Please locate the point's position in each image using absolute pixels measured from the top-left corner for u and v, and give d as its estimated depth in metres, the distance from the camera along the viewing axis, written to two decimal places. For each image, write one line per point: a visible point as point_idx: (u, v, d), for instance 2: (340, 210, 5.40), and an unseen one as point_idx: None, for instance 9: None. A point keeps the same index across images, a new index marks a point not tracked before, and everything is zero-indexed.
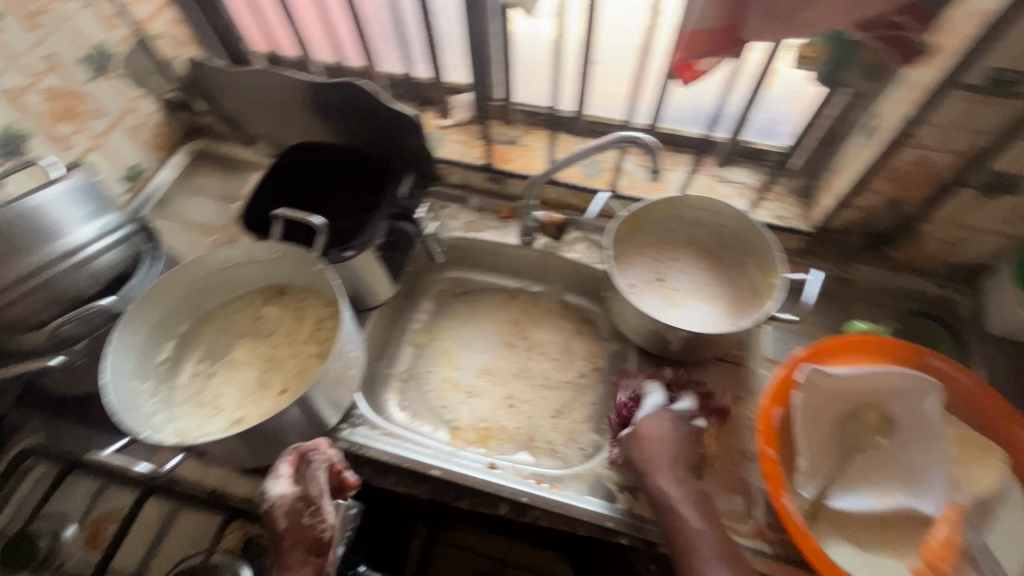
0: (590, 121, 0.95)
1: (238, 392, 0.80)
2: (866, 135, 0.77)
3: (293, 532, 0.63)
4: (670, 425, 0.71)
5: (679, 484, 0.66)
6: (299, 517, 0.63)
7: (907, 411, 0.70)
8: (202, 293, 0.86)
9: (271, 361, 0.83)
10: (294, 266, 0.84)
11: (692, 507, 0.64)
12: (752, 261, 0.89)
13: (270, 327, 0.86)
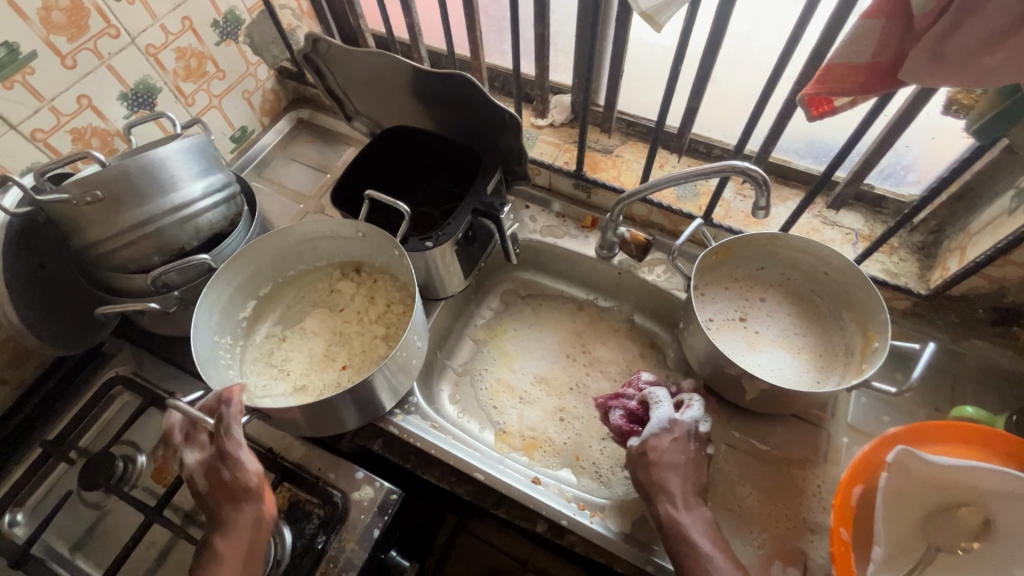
0: (693, 141, 0.89)
1: (305, 360, 0.84)
2: (1017, 200, 0.67)
3: (214, 481, 0.62)
4: (681, 446, 0.67)
5: (691, 511, 0.65)
6: (215, 468, 0.62)
7: (1013, 520, 0.61)
8: (287, 261, 0.89)
9: (339, 335, 0.86)
10: (374, 248, 0.86)
11: (704, 534, 0.63)
12: (849, 318, 0.81)
13: (343, 303, 0.89)
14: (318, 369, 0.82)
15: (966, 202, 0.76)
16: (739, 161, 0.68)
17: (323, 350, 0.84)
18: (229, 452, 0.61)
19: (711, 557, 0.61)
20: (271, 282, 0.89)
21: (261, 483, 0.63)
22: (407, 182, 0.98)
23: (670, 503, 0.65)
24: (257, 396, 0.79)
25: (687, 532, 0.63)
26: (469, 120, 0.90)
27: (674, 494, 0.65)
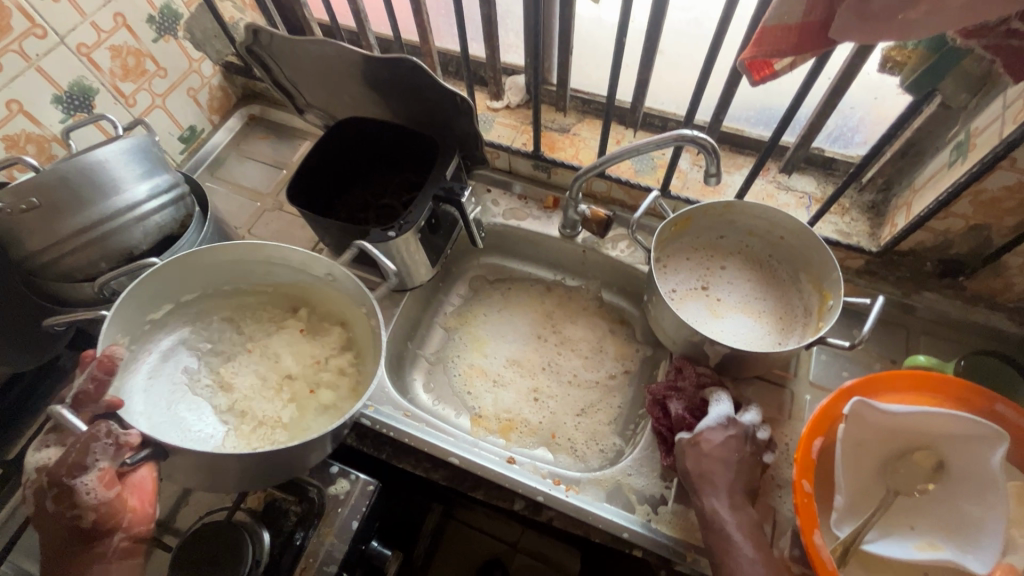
0: (647, 114, 0.90)
1: (256, 392, 0.80)
2: (955, 153, 0.70)
3: (51, 513, 0.57)
4: (734, 445, 0.67)
5: (734, 511, 0.64)
6: (48, 495, 0.56)
7: (967, 460, 0.64)
8: (221, 277, 0.83)
9: (291, 373, 0.82)
10: (344, 292, 0.81)
11: (744, 535, 0.62)
12: (805, 282, 0.83)
13: (279, 335, 0.86)
14: (265, 398, 0.80)
15: (909, 159, 0.78)
16: (687, 130, 0.69)
17: (274, 384, 0.81)
18: (62, 479, 0.55)
19: (752, 562, 0.60)
20: (195, 292, 0.82)
21: (96, 521, 0.56)
22: (365, 174, 0.97)
23: (716, 500, 0.64)
24: (188, 427, 0.75)
25: (727, 531, 0.62)
26: (422, 107, 0.89)
27: (719, 492, 0.64)
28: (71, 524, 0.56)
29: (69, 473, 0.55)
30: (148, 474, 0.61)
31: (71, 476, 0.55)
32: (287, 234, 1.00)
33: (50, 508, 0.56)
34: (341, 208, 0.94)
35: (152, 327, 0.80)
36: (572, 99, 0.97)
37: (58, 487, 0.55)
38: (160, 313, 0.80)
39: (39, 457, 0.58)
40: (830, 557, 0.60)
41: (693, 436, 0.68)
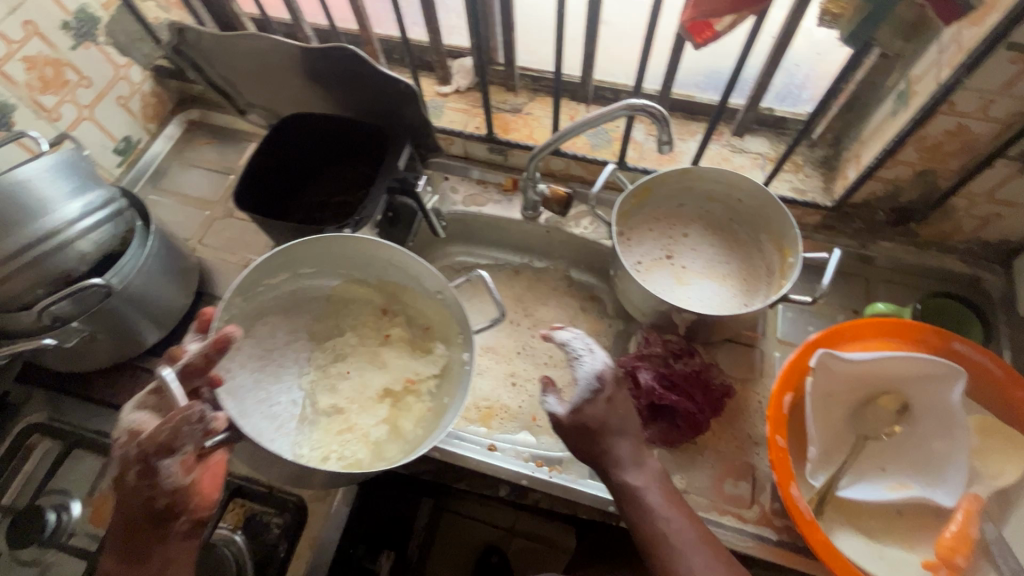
0: (598, 87, 0.88)
1: (363, 394, 0.77)
2: (898, 102, 0.71)
3: (130, 486, 0.55)
4: (617, 405, 0.64)
5: (642, 470, 0.64)
6: (126, 470, 0.55)
7: (930, 400, 0.66)
8: (347, 262, 0.79)
9: (394, 387, 0.77)
10: (448, 316, 0.77)
11: (657, 491, 0.63)
12: (766, 241, 0.84)
13: (382, 343, 0.81)
14: (370, 409, 0.75)
15: (855, 112, 0.79)
16: (635, 99, 0.69)
17: (379, 394, 0.76)
18: (149, 458, 0.53)
19: (669, 517, 0.61)
20: (315, 271, 0.79)
21: (169, 507, 0.56)
22: (316, 172, 0.93)
23: (624, 468, 0.63)
24: (284, 420, 0.74)
25: (640, 494, 0.62)
26: (367, 98, 0.86)
27: (624, 461, 0.63)
28: (141, 506, 0.56)
29: (157, 455, 0.53)
30: (219, 459, 0.62)
31: (155, 457, 0.54)
32: (242, 242, 0.97)
33: (126, 483, 0.55)
34: (295, 209, 0.91)
35: (264, 294, 0.77)
36: (522, 77, 0.95)
37: (141, 466, 0.54)
38: (285, 274, 0.77)
39: (131, 419, 0.57)
40: (808, 507, 0.61)
41: (568, 412, 0.63)
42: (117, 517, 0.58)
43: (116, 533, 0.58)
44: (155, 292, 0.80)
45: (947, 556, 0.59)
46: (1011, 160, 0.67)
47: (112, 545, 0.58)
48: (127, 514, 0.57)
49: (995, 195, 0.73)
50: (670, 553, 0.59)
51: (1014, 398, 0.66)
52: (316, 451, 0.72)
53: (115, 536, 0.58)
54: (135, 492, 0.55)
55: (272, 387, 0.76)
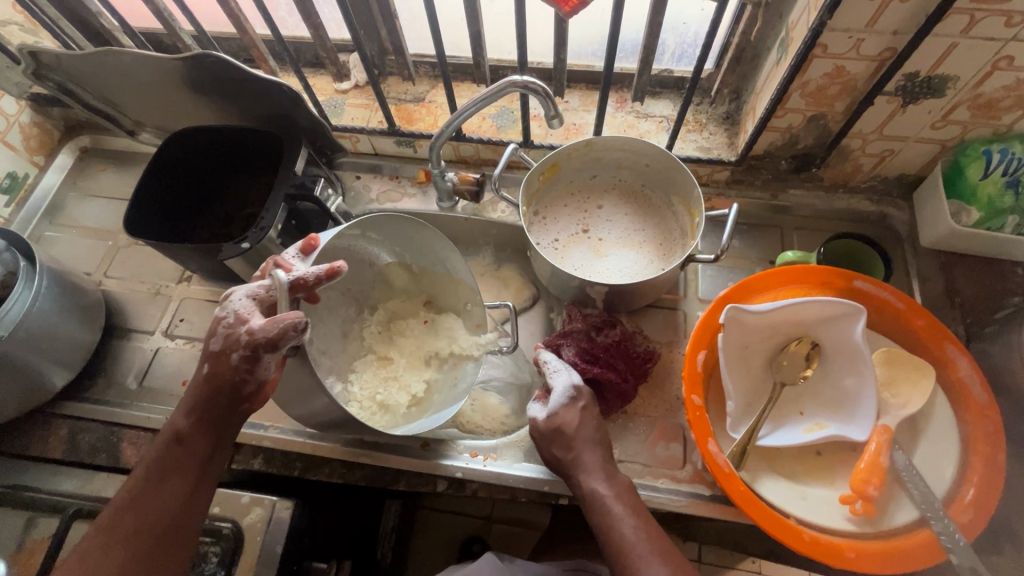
0: (498, 66, 0.89)
1: (412, 351, 0.80)
2: (780, 50, 0.71)
3: (229, 364, 0.58)
4: (586, 415, 0.66)
5: (609, 481, 0.62)
6: (230, 349, 0.58)
7: (836, 339, 0.68)
8: (404, 243, 0.78)
9: (438, 354, 0.80)
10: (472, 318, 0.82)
11: (624, 504, 0.60)
12: (677, 203, 0.85)
13: (415, 318, 0.82)
14: (412, 368, 0.78)
15: (745, 64, 0.80)
16: (517, 76, 0.66)
17: (429, 355, 0.79)
18: (258, 350, 0.56)
19: (631, 529, 0.57)
20: (377, 241, 0.76)
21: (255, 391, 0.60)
22: (217, 187, 0.89)
23: (590, 477, 0.62)
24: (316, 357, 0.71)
25: (606, 502, 0.60)
26: (253, 104, 0.82)
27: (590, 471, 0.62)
28: (232, 387, 0.59)
29: (264, 347, 0.56)
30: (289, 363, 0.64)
31: (263, 349, 0.57)
32: (150, 269, 0.92)
33: (225, 360, 0.58)
34: (199, 228, 0.87)
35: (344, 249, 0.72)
36: (418, 65, 0.93)
37: (247, 352, 0.57)
38: (375, 233, 0.74)
39: (238, 300, 0.59)
40: (727, 461, 0.63)
41: (545, 418, 0.66)
42: (195, 385, 0.61)
43: (189, 399, 0.61)
44: (52, 333, 0.76)
45: (860, 487, 0.61)
46: (890, 95, 0.68)
47: (178, 410, 0.61)
48: (210, 387, 0.60)
49: (883, 132, 0.74)
50: (631, 559, 0.55)
51: (917, 328, 0.68)
52: (364, 390, 0.74)
53: (186, 401, 0.61)
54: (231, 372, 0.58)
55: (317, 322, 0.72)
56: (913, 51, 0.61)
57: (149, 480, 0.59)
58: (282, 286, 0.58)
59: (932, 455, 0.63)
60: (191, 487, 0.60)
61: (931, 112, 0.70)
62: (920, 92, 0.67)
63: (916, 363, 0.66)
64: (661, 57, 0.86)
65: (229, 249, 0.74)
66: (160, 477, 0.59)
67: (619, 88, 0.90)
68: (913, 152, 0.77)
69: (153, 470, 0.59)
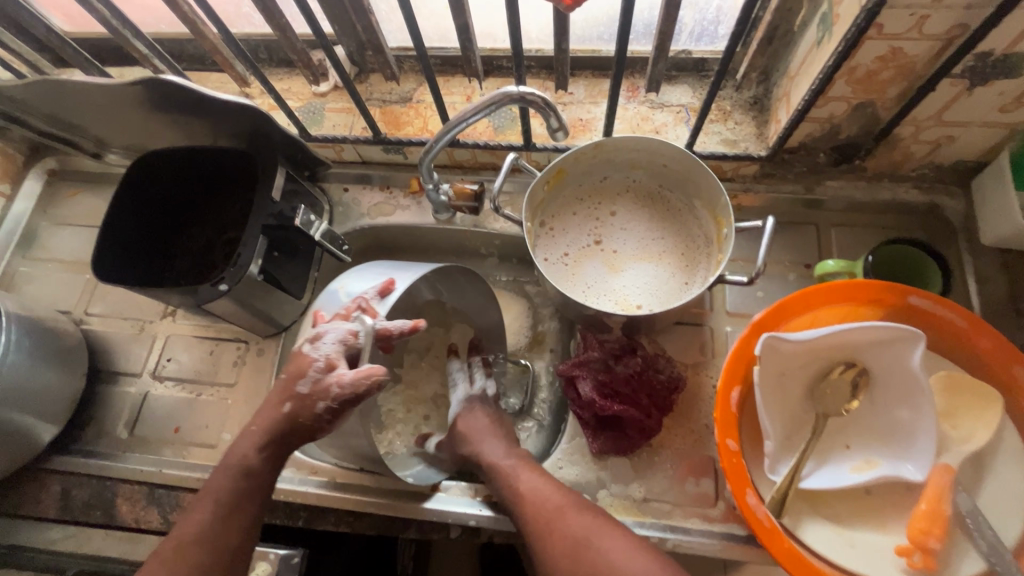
0: (491, 57, 0.79)
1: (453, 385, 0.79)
2: (822, 28, 0.61)
3: (309, 403, 0.58)
4: (485, 413, 0.72)
5: (505, 448, 0.67)
6: (315, 398, 0.58)
7: (890, 366, 0.60)
8: (448, 284, 0.70)
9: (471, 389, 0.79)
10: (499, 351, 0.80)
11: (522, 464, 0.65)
12: (699, 206, 0.76)
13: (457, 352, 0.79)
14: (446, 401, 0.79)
15: (777, 43, 0.69)
16: (513, 86, 0.58)
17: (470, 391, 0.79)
18: (345, 400, 0.57)
19: (529, 478, 0.62)
20: (422, 279, 0.65)
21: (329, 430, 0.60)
22: (197, 212, 0.82)
23: (489, 449, 0.67)
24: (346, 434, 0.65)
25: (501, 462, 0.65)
26: (220, 124, 0.73)
27: (485, 441, 0.68)
28: (312, 433, 0.59)
29: (349, 401, 0.57)
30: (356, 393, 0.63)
31: (348, 400, 0.57)
32: (131, 303, 0.86)
33: (309, 405, 0.58)
34: (181, 264, 0.80)
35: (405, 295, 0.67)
36: (403, 60, 0.84)
37: (332, 403, 0.57)
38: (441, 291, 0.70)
39: (327, 343, 0.59)
40: (767, 512, 0.57)
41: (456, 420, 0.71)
42: (267, 418, 0.60)
43: (256, 431, 0.60)
44: (31, 388, 0.71)
45: (920, 539, 0.54)
46: (954, 78, 0.58)
47: (246, 444, 0.60)
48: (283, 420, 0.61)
49: (942, 119, 0.64)
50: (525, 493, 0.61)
51: (982, 350, 0.60)
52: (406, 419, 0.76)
53: (251, 431, 0.61)
54: (314, 419, 0.58)
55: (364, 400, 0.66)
56: (990, 28, 0.51)
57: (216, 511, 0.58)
58: (368, 336, 0.59)
59: (1001, 498, 0.56)
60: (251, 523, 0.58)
61: (1002, 95, 0.59)
62: (991, 74, 0.57)
63: (982, 391, 0.58)
64: (677, 37, 0.76)
65: (207, 290, 0.67)
66: (225, 510, 0.58)
67: (631, 75, 0.79)
68: (976, 137, 0.66)
69: (218, 502, 0.58)
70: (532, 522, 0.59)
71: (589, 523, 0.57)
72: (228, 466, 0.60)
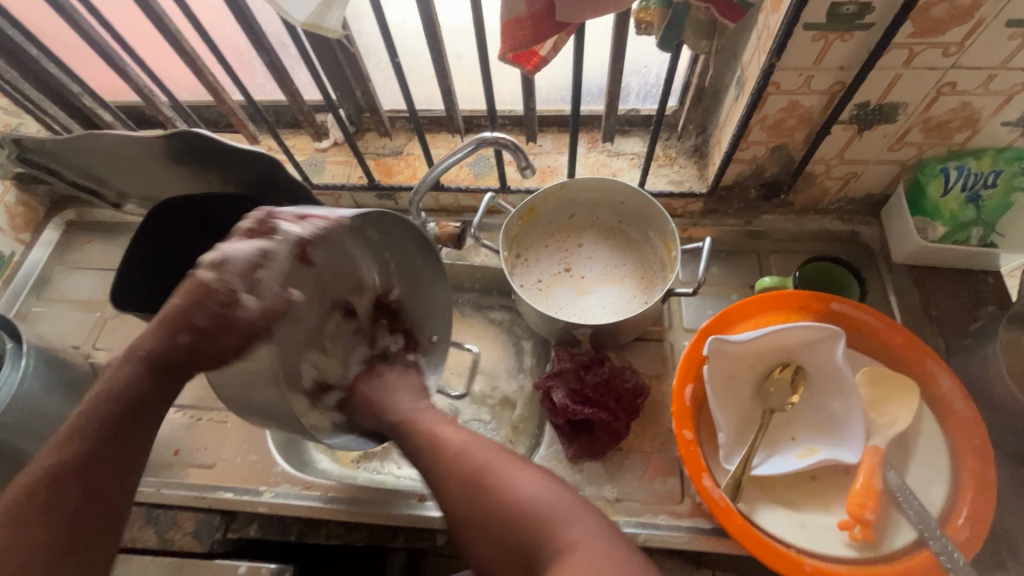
0: (471, 116, 0.92)
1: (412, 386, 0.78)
2: (738, 87, 0.75)
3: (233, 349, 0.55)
4: (399, 375, 0.73)
5: (412, 401, 0.69)
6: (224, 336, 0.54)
7: (821, 364, 0.69)
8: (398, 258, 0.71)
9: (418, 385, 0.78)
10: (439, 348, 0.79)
11: (430, 415, 0.68)
12: (654, 236, 0.86)
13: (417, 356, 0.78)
14: None
15: (707, 101, 0.84)
16: (489, 132, 0.70)
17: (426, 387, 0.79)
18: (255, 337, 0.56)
19: (436, 428, 0.66)
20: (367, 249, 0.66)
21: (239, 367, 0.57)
22: (210, 237, 0.85)
23: (397, 405, 0.68)
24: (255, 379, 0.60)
25: (408, 416, 0.68)
26: (230, 173, 0.82)
27: (396, 396, 0.69)
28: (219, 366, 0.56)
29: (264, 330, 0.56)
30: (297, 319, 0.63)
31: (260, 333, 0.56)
32: (138, 337, 0.93)
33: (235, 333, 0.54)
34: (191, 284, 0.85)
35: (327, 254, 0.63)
36: (394, 120, 0.96)
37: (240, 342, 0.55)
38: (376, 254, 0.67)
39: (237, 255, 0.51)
40: (722, 494, 0.63)
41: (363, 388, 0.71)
42: (151, 345, 0.54)
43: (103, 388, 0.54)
44: (41, 414, 0.76)
45: (857, 512, 0.61)
46: (846, 124, 0.71)
47: (129, 370, 0.54)
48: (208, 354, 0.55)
49: (845, 158, 0.77)
50: (432, 440, 0.64)
51: (896, 346, 0.70)
52: None
53: (132, 358, 0.55)
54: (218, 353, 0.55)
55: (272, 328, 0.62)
56: (861, 84, 0.65)
57: (83, 444, 0.51)
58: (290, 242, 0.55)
59: (924, 472, 0.63)
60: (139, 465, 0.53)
61: (886, 136, 0.73)
62: (873, 120, 0.71)
63: (898, 381, 0.67)
64: (627, 98, 0.90)
65: None
66: (115, 437, 0.52)
67: (590, 129, 0.93)
68: (876, 173, 0.80)
69: (102, 429, 0.52)
70: (446, 476, 0.61)
71: (500, 461, 0.60)
72: (111, 394, 0.53)
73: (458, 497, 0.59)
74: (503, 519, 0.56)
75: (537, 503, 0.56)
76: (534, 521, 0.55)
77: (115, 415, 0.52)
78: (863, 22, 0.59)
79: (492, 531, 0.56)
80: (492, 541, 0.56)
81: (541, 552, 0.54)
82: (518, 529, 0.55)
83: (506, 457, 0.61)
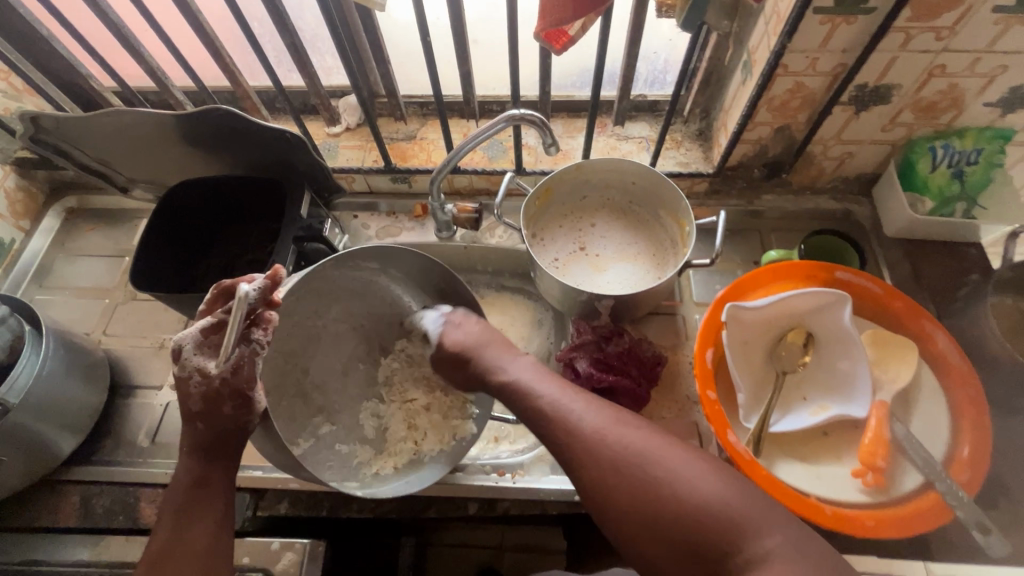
0: (485, 101, 0.95)
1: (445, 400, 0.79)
2: (745, 71, 0.79)
3: (228, 414, 0.59)
4: (475, 324, 0.70)
5: (531, 365, 0.63)
6: (221, 404, 0.59)
7: (829, 327, 0.73)
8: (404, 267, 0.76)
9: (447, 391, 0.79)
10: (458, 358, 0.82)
11: (550, 382, 0.60)
12: (663, 215, 0.90)
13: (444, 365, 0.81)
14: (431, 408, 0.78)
15: (713, 85, 0.88)
16: (515, 110, 0.72)
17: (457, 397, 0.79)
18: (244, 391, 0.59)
19: (566, 402, 0.57)
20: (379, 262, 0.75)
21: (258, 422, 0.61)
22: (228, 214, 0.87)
23: (503, 366, 0.64)
24: (310, 393, 0.75)
25: (520, 381, 0.61)
26: (250, 153, 0.83)
27: (490, 355, 0.65)
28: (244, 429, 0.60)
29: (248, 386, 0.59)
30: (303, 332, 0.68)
31: (248, 390, 0.59)
32: (150, 323, 0.92)
33: (228, 407, 0.59)
34: (213, 260, 0.88)
35: (339, 271, 0.74)
36: (408, 105, 0.97)
37: (236, 400, 0.59)
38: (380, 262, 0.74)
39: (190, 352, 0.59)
40: (745, 449, 0.67)
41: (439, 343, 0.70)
42: (190, 435, 0.62)
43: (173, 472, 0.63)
44: (61, 398, 0.75)
45: (869, 460, 0.65)
46: (845, 105, 0.77)
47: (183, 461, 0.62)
48: (226, 424, 0.60)
49: (842, 138, 0.83)
50: (565, 419, 0.56)
51: (895, 310, 0.75)
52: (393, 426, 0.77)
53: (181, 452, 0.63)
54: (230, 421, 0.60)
55: (317, 350, 0.76)
56: (861, 65, 0.70)
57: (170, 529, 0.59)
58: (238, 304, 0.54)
59: (925, 423, 0.69)
60: (218, 528, 0.60)
61: (881, 117, 0.78)
62: (869, 101, 0.76)
63: (899, 341, 0.72)
64: (635, 84, 0.94)
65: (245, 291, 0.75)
66: (189, 519, 0.59)
67: (599, 114, 0.96)
68: (869, 153, 0.86)
69: (177, 516, 0.60)
70: (593, 460, 0.53)
71: (658, 450, 0.52)
72: (177, 485, 0.62)
73: (612, 487, 0.51)
74: (678, 524, 0.48)
75: (717, 506, 0.48)
76: (716, 530, 0.47)
77: (183, 500, 0.60)
78: (867, 7, 0.64)
79: (665, 534, 0.49)
80: (666, 544, 0.49)
81: (722, 562, 0.47)
82: (695, 536, 0.48)
83: (664, 445, 0.53)
